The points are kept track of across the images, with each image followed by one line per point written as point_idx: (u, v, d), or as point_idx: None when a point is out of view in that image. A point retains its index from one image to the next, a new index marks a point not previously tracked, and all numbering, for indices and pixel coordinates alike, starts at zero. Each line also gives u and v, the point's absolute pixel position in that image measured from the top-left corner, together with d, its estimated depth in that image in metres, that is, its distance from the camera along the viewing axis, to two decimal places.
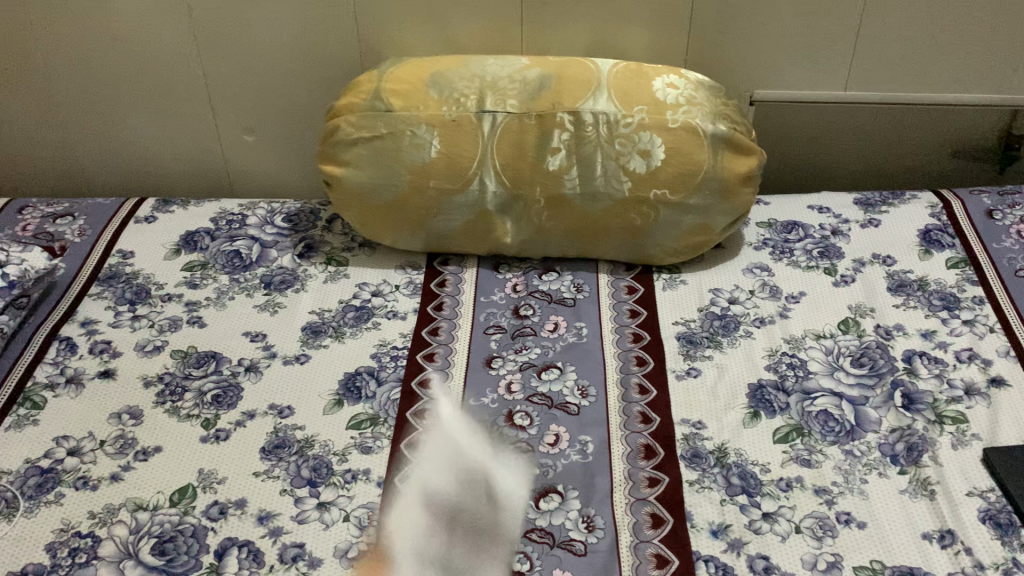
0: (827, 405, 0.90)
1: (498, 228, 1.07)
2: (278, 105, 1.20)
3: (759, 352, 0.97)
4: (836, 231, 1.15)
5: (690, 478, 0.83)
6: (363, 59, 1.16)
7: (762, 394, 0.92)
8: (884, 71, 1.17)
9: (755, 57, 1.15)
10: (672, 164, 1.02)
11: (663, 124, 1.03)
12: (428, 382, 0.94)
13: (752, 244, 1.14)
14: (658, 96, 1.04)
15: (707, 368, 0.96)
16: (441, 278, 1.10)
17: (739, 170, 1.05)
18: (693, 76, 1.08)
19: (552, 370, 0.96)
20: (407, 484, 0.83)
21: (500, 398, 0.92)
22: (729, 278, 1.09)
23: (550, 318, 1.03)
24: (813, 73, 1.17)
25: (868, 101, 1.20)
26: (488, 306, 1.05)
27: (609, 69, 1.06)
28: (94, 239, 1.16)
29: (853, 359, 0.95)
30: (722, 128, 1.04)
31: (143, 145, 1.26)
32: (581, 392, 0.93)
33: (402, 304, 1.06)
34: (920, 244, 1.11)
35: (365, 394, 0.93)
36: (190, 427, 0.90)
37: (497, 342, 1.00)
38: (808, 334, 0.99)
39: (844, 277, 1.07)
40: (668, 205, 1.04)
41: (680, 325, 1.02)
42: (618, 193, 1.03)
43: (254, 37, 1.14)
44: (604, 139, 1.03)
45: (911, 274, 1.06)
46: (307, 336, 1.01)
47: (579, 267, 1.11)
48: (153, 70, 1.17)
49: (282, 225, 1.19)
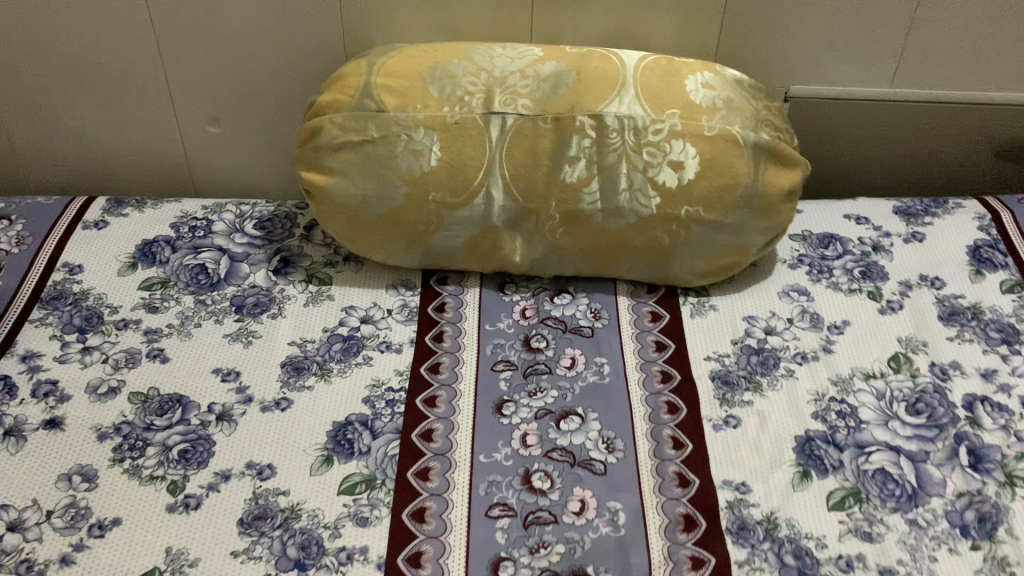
0: (885, 463, 0.80)
1: (506, 245, 0.94)
2: (247, 92, 1.05)
3: (803, 397, 0.86)
4: (877, 247, 1.02)
5: (739, 558, 0.72)
6: (346, 42, 1.00)
7: (811, 449, 0.81)
8: (933, 68, 1.03)
9: (796, 51, 1.01)
10: (708, 177, 0.89)
11: (698, 131, 0.89)
12: (430, 434, 0.82)
13: (786, 260, 1.01)
14: (692, 98, 0.90)
15: (748, 417, 0.84)
16: (440, 301, 0.96)
17: (782, 184, 0.91)
18: (730, 73, 0.94)
19: (572, 419, 0.84)
20: (412, 566, 0.72)
21: (515, 454, 0.81)
22: (764, 303, 0.96)
23: (566, 351, 0.91)
24: (857, 68, 1.03)
25: (916, 102, 1.06)
26: (495, 335, 0.93)
27: (635, 64, 0.92)
28: (36, 249, 1.00)
29: (908, 405, 0.85)
30: (764, 136, 0.90)
31: (92, 137, 1.09)
32: (607, 446, 0.81)
33: (396, 334, 0.93)
34: (970, 263, 1.00)
35: (358, 448, 0.81)
36: (154, 492, 0.77)
37: (507, 381, 0.88)
38: (856, 373, 0.88)
39: (891, 303, 0.96)
40: (701, 224, 0.91)
41: (713, 360, 0.90)
42: (645, 210, 0.90)
43: (221, 16, 0.98)
44: (629, 148, 0.89)
45: (964, 299, 0.95)
46: (288, 374, 0.88)
47: (595, 288, 0.99)
48: (99, 50, 1.01)
49: (254, 233, 1.04)
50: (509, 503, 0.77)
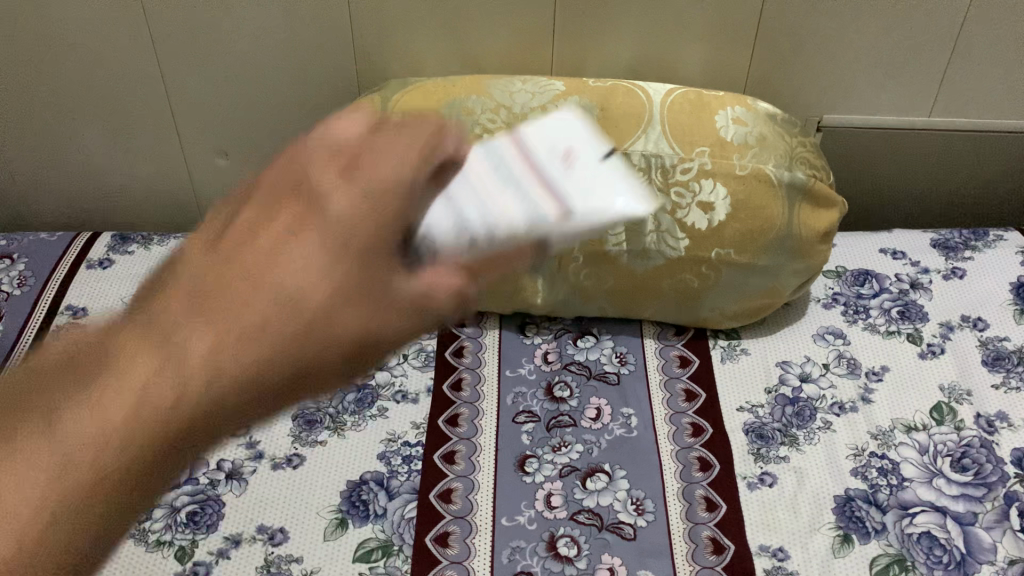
0: (931, 526, 0.75)
1: (527, 287, 0.90)
2: (256, 125, 1.01)
3: (841, 451, 0.82)
4: (914, 284, 0.98)
5: None
6: (359, 75, 0.96)
7: (852, 510, 0.77)
8: (975, 97, 0.98)
9: (830, 80, 0.97)
10: (740, 218, 0.84)
11: (730, 171, 0.84)
12: (450, 494, 0.78)
13: (820, 300, 0.97)
14: (723, 135, 0.85)
15: (784, 474, 0.80)
16: (458, 345, 0.92)
17: (819, 226, 0.87)
18: (762, 106, 0.88)
19: (599, 477, 0.80)
20: None
21: (539, 516, 0.77)
22: (797, 348, 0.92)
23: (591, 401, 0.87)
24: (894, 97, 0.98)
25: (954, 131, 1.01)
26: (516, 383, 0.89)
27: (664, 98, 0.87)
28: (38, 291, 0.96)
29: (953, 460, 0.80)
30: (799, 175, 0.86)
31: (97, 170, 1.06)
32: (637, 508, 0.77)
33: (411, 382, 0.89)
34: (1014, 302, 0.95)
35: (373, 509, 0.77)
36: (161, 560, 0.73)
37: (529, 434, 0.84)
38: (897, 426, 0.84)
39: (931, 346, 0.91)
40: (732, 266, 0.86)
41: (746, 411, 0.86)
42: (673, 253, 0.86)
43: (227, 48, 0.94)
44: (657, 188, 0.85)
45: (1008, 342, 0.91)
46: (300, 428, 0.84)
47: (619, 329, 0.95)
48: (102, 83, 0.97)
49: None
50: (533, 572, 0.73)
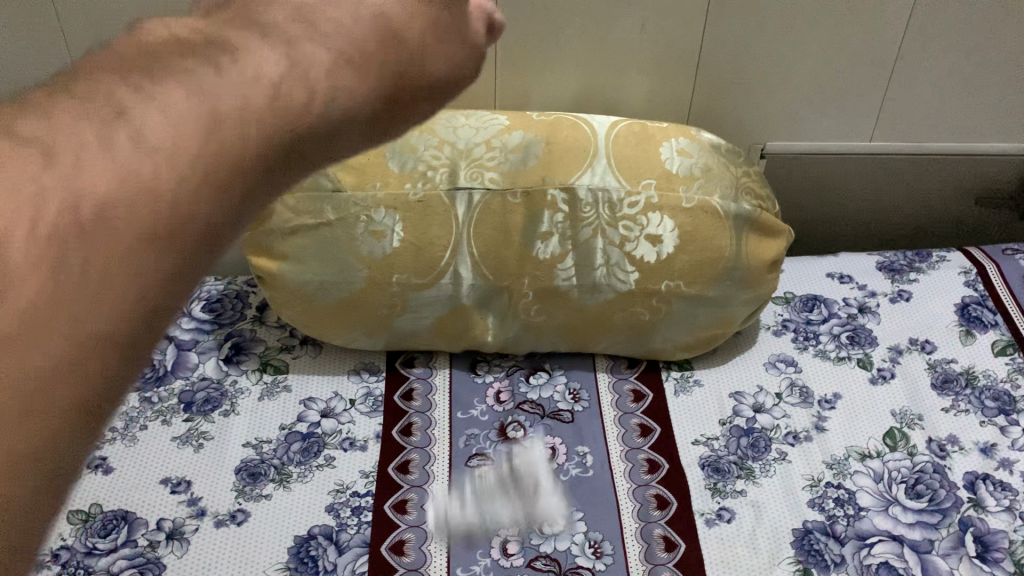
0: (889, 556, 0.75)
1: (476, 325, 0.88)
2: None
3: (798, 483, 0.81)
4: (862, 308, 0.98)
5: None
6: None
7: (811, 543, 0.76)
8: (913, 122, 0.99)
9: (772, 108, 0.97)
10: (689, 251, 0.83)
11: (677, 204, 0.84)
12: (402, 546, 0.75)
13: (770, 327, 0.97)
14: (668, 168, 0.85)
15: (742, 509, 0.79)
16: (407, 387, 0.90)
17: (767, 255, 0.87)
18: (706, 137, 0.89)
19: (555, 521, 0.78)
20: None
21: (495, 565, 0.74)
22: (749, 377, 0.92)
23: (545, 441, 0.85)
24: (836, 122, 0.99)
25: (893, 154, 1.02)
26: (467, 424, 0.86)
27: (608, 132, 0.87)
28: None
29: (908, 487, 0.80)
30: (745, 206, 0.85)
31: None
32: (595, 551, 0.75)
33: (359, 428, 0.86)
34: (960, 323, 0.95)
35: (323, 566, 0.74)
36: None
37: (483, 479, 0.81)
38: (851, 454, 0.84)
39: (882, 371, 0.91)
40: (683, 299, 0.86)
41: (702, 445, 0.85)
42: (623, 287, 0.84)
43: None
44: (605, 222, 0.83)
45: (956, 363, 0.91)
46: (243, 482, 0.81)
47: (572, 364, 0.93)
48: None
49: (202, 316, 0.98)
50: None
